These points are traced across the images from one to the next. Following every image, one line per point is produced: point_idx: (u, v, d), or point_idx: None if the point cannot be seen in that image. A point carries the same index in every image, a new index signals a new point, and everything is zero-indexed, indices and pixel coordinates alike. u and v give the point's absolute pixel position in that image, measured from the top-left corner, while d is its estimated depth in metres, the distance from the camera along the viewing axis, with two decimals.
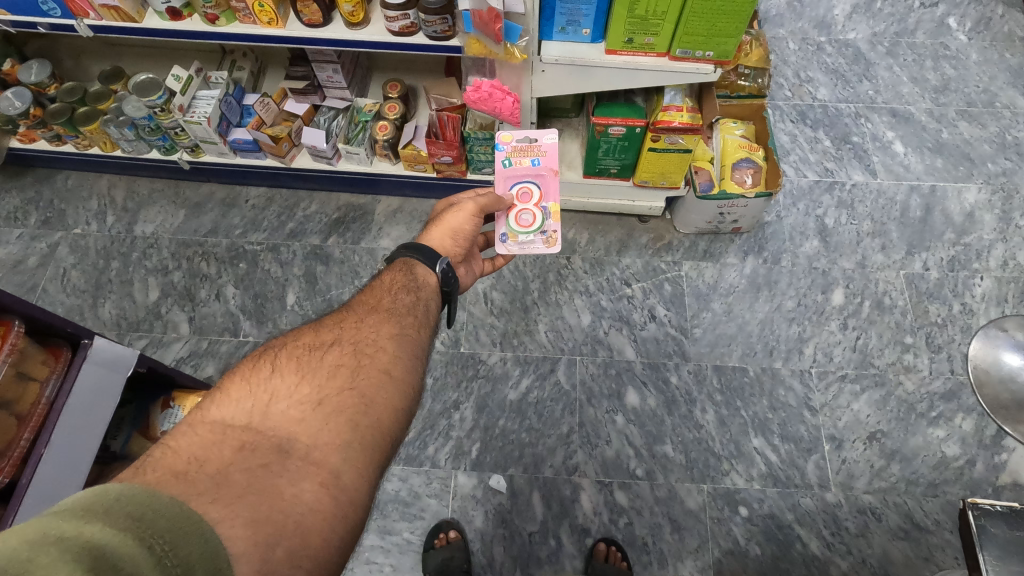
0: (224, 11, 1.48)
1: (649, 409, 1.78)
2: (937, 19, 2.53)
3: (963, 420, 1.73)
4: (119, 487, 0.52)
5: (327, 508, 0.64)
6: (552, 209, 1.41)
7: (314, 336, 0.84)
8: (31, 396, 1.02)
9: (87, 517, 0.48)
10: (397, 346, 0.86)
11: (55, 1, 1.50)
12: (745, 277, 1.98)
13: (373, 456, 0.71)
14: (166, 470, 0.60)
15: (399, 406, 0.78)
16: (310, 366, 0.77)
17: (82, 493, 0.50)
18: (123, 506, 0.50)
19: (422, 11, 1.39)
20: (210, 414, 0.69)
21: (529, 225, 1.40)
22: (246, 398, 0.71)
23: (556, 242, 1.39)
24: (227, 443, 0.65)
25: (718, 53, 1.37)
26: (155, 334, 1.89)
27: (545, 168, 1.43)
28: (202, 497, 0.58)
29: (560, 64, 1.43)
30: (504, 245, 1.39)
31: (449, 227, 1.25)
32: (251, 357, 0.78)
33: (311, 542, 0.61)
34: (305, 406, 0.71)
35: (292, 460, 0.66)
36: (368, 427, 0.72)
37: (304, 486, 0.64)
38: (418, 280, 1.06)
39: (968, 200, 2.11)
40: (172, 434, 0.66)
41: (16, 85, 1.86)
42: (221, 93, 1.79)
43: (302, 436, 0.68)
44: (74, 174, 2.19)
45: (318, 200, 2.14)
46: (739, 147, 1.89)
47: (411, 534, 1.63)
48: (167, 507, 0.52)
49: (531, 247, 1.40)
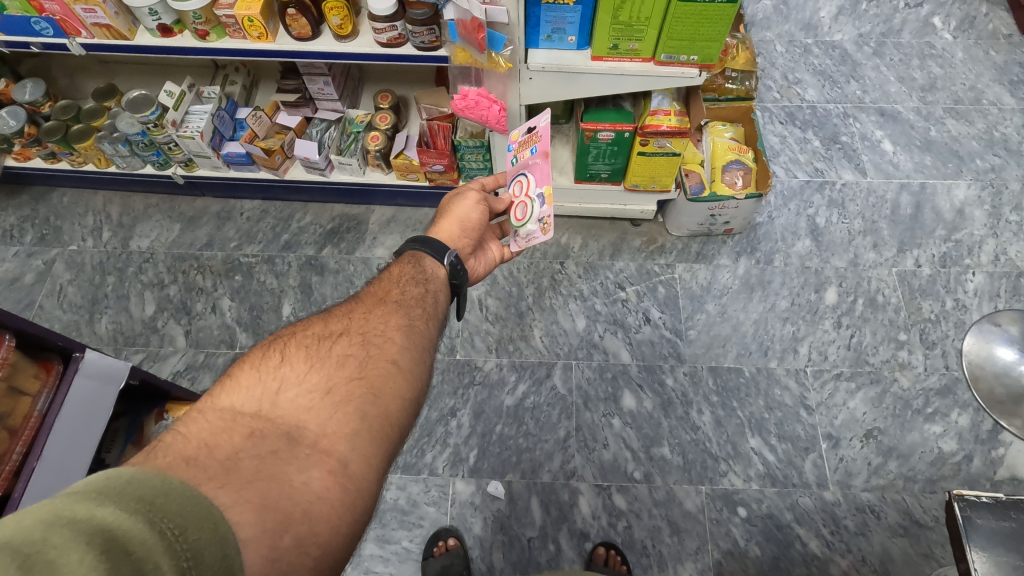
0: (215, 27, 1.50)
1: (646, 412, 1.78)
2: (922, 19, 2.56)
3: (959, 416, 1.74)
4: (130, 470, 0.52)
5: (335, 495, 0.64)
6: (545, 193, 1.32)
7: (323, 325, 0.85)
8: (24, 409, 1.04)
9: (99, 499, 0.49)
10: (406, 337, 0.87)
11: (47, 20, 1.52)
12: (738, 278, 1.99)
13: (381, 445, 0.72)
14: (176, 455, 0.60)
15: (407, 396, 0.79)
16: (319, 356, 0.77)
17: (94, 476, 0.51)
18: (134, 490, 0.51)
19: (410, 23, 1.40)
20: (220, 402, 0.70)
21: (524, 217, 1.37)
22: (256, 386, 0.72)
23: (546, 228, 1.31)
24: (237, 430, 0.66)
25: (702, 57, 1.39)
26: (152, 348, 1.90)
27: (540, 154, 1.35)
28: (212, 482, 0.58)
29: (547, 71, 1.45)
30: (516, 243, 1.41)
31: (457, 216, 1.28)
32: (260, 347, 0.79)
33: (318, 529, 0.62)
34: (314, 394, 0.72)
35: (302, 447, 0.66)
36: (377, 417, 0.73)
37: (314, 474, 0.64)
38: (426, 273, 1.08)
39: (958, 196, 2.12)
40: (183, 419, 0.67)
41: (10, 105, 1.88)
42: (214, 107, 1.82)
43: (311, 424, 0.69)
44: (69, 191, 2.20)
45: (312, 212, 2.15)
46: (729, 149, 1.90)
47: (410, 542, 1.63)
48: (176, 491, 0.52)
49: (533, 237, 1.35)
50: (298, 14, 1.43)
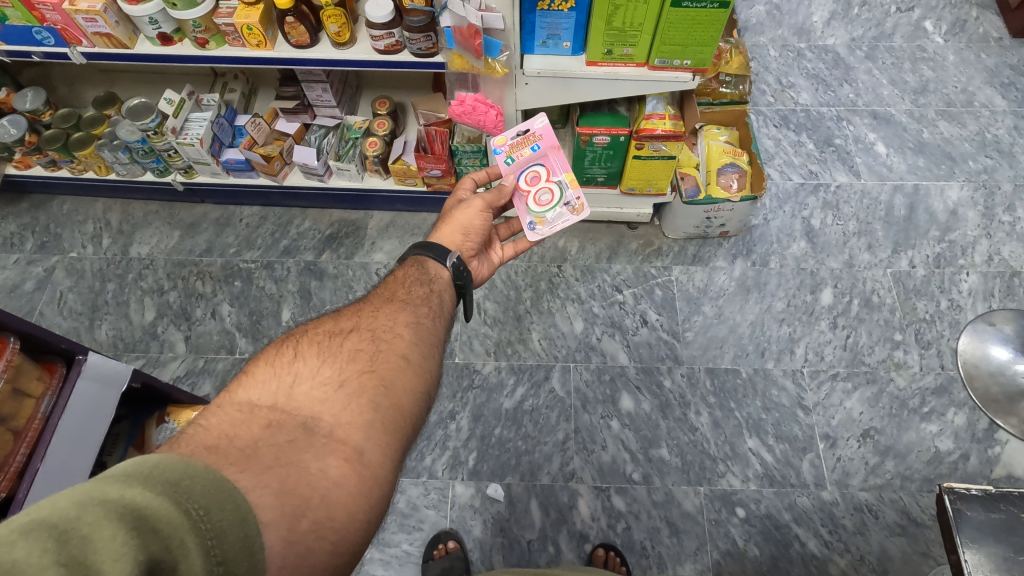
0: (214, 35, 1.52)
1: (643, 413, 1.79)
2: (913, 23, 2.59)
3: (955, 415, 1.75)
4: (156, 457, 0.53)
5: (351, 483, 0.65)
6: (566, 179, 1.43)
7: (333, 323, 0.86)
8: (27, 412, 1.04)
9: (129, 481, 0.49)
10: (414, 334, 0.88)
11: (48, 30, 1.55)
12: (735, 279, 2.00)
13: (394, 436, 0.73)
14: (198, 445, 0.61)
15: (418, 390, 0.80)
16: (331, 351, 0.79)
17: (122, 464, 0.52)
18: (161, 473, 0.51)
19: (407, 29, 1.42)
20: (238, 397, 0.71)
21: (549, 202, 1.42)
22: (272, 380, 0.73)
23: (582, 208, 1.41)
24: (255, 421, 0.67)
25: (695, 62, 1.41)
26: (152, 353, 1.91)
27: (546, 148, 1.45)
28: (232, 467, 0.59)
29: (543, 76, 1.47)
30: (534, 232, 1.42)
31: (460, 223, 1.28)
32: (273, 344, 0.80)
33: (336, 515, 0.62)
34: (328, 386, 0.73)
35: (318, 437, 0.67)
36: (389, 408, 0.74)
37: (330, 461, 0.65)
38: (430, 275, 1.08)
39: (951, 198, 2.14)
40: (203, 414, 0.68)
41: (12, 113, 1.90)
42: (213, 114, 1.84)
43: (326, 416, 0.70)
44: (69, 200, 2.22)
45: (311, 217, 2.17)
46: (724, 152, 1.93)
47: (410, 545, 1.63)
48: (201, 475, 0.53)
49: (562, 219, 1.42)
50: (297, 22, 1.45)
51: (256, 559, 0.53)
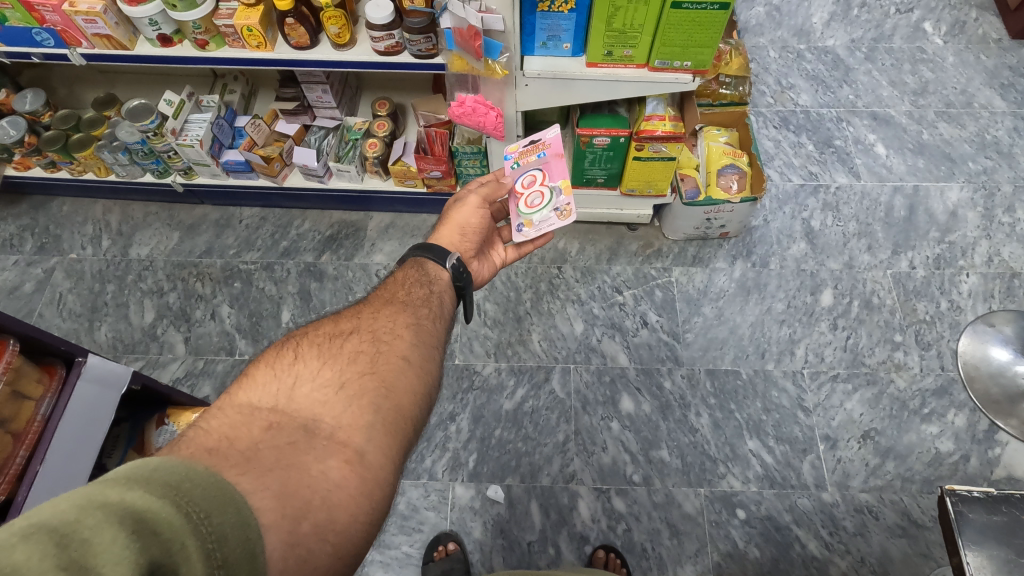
0: (214, 37, 1.52)
1: (643, 415, 1.79)
2: (913, 24, 2.59)
3: (955, 416, 1.75)
4: (158, 459, 0.53)
5: (352, 485, 0.65)
6: (561, 184, 1.39)
7: (333, 325, 0.86)
8: (26, 414, 1.04)
9: (129, 484, 0.49)
10: (414, 335, 0.88)
11: (48, 31, 1.54)
12: (735, 280, 2.00)
13: (395, 437, 0.72)
14: (199, 447, 0.61)
15: (419, 391, 0.80)
16: (332, 353, 0.79)
17: (123, 466, 0.51)
18: (162, 476, 0.51)
19: (408, 31, 1.43)
20: (238, 398, 0.71)
21: (539, 205, 1.39)
22: (272, 382, 0.73)
23: (570, 213, 1.37)
24: (256, 423, 0.67)
25: (695, 63, 1.41)
26: (151, 355, 1.91)
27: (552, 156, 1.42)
28: (233, 469, 0.59)
29: (543, 77, 1.47)
30: (520, 234, 1.38)
31: (457, 222, 1.28)
32: (273, 346, 0.80)
33: (337, 517, 0.62)
34: (329, 388, 0.73)
35: (318, 439, 0.67)
36: (390, 410, 0.74)
37: (331, 463, 0.65)
38: (430, 276, 1.08)
39: (951, 199, 2.14)
40: (203, 416, 0.67)
41: (11, 115, 1.90)
42: (213, 115, 1.84)
43: (327, 417, 0.70)
44: (69, 201, 2.22)
45: (310, 218, 2.17)
46: (724, 153, 1.93)
47: (410, 547, 1.63)
48: (202, 477, 0.53)
49: (548, 223, 1.38)
50: (297, 24, 1.45)
51: (257, 562, 0.53)
